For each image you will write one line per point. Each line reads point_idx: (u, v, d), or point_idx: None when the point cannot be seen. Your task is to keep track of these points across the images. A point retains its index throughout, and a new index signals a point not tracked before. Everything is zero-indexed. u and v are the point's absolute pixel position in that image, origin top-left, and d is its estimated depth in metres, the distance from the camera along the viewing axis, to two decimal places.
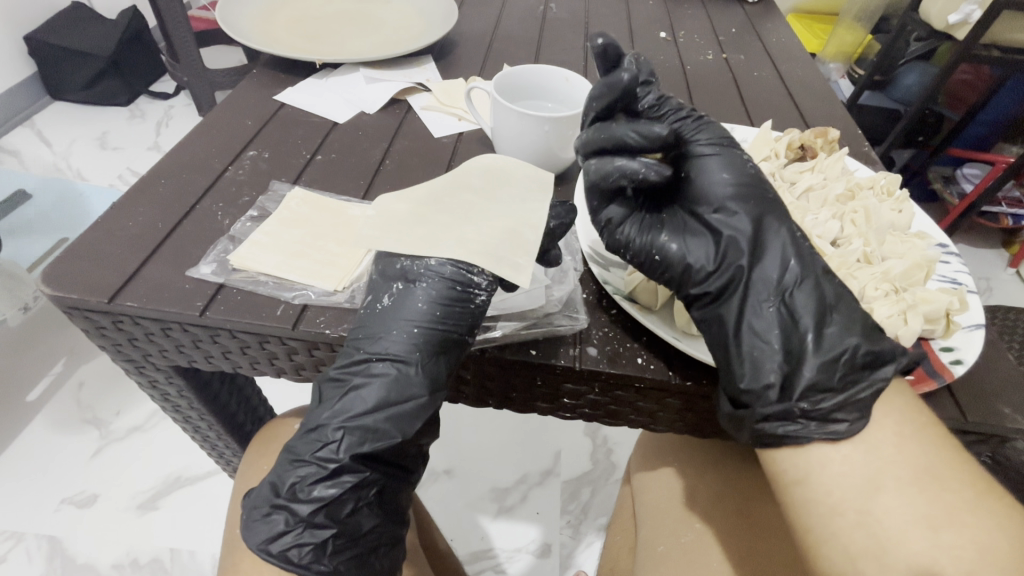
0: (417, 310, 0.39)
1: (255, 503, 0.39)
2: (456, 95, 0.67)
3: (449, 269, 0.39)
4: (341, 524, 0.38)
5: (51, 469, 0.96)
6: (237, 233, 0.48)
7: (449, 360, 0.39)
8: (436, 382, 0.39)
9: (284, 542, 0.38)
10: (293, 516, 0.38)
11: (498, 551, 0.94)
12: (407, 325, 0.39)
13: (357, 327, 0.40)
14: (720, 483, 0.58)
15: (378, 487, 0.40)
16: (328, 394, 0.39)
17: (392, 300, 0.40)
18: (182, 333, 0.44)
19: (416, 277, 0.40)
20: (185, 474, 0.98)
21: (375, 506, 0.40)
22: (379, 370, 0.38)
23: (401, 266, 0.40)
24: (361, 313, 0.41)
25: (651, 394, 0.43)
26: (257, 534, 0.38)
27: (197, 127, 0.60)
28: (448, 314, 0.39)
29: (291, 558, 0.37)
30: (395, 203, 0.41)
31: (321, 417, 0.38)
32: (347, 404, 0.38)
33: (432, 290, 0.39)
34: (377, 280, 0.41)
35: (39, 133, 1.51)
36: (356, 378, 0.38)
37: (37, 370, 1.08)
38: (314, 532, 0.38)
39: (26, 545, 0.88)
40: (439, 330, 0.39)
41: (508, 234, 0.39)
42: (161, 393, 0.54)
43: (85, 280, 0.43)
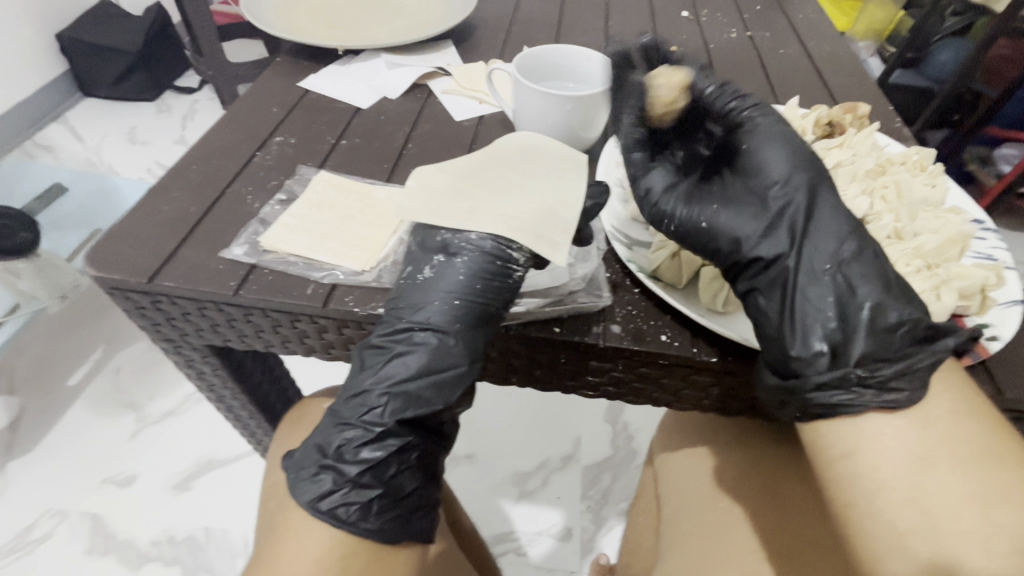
0: (458, 283, 0.39)
1: (301, 464, 0.40)
2: (476, 79, 0.67)
3: (489, 244, 0.39)
4: (385, 485, 0.39)
5: (92, 451, 1.01)
6: (267, 216, 0.49)
7: (488, 331, 0.40)
8: (475, 352, 0.40)
9: (332, 500, 0.38)
10: (341, 476, 0.39)
11: (520, 534, 0.95)
12: (448, 297, 0.39)
13: (397, 296, 0.41)
14: (749, 459, 0.57)
15: (419, 451, 0.41)
16: (370, 360, 0.40)
17: (433, 272, 0.40)
18: (217, 312, 0.45)
19: (457, 250, 0.40)
20: (216, 457, 1.01)
21: (416, 469, 0.42)
22: (421, 339, 0.39)
23: (441, 239, 0.40)
24: (400, 283, 0.41)
25: (675, 371, 0.43)
26: (305, 492, 0.39)
27: (225, 114, 0.61)
28: (489, 288, 0.39)
29: (339, 516, 0.38)
30: (432, 176, 0.42)
31: (365, 383, 0.40)
32: (390, 371, 0.39)
33: (473, 265, 0.39)
34: (416, 251, 0.41)
35: (72, 129, 1.55)
36: (399, 347, 0.39)
37: (76, 356, 1.13)
38: (360, 492, 0.39)
39: (71, 522, 0.93)
40: (479, 303, 0.39)
41: (544, 212, 0.39)
42: (197, 372, 0.56)
43: (125, 262, 0.45)
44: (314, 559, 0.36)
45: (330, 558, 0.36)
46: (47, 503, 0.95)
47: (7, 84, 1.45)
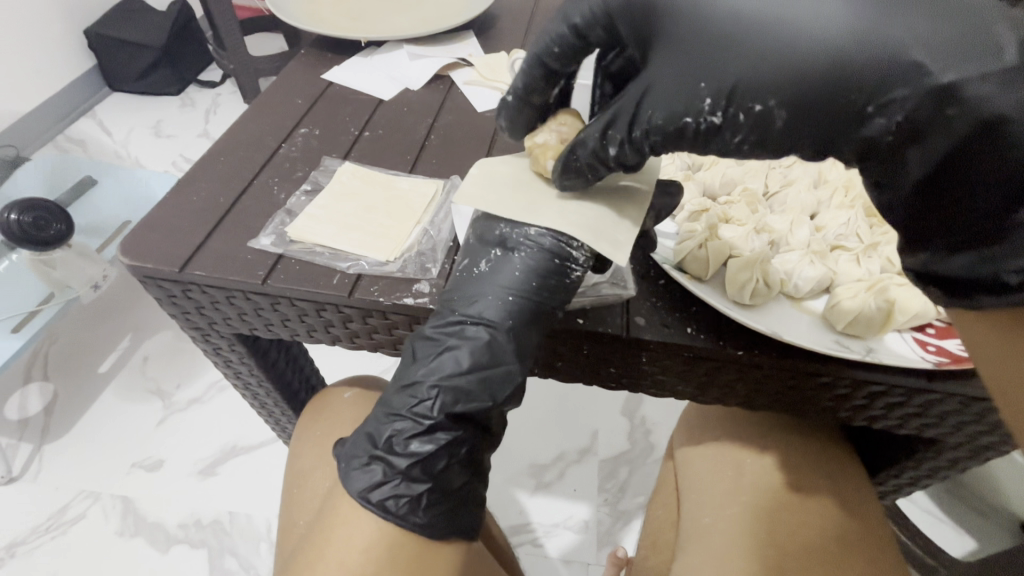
0: (514, 278, 0.39)
1: (353, 453, 0.41)
2: (498, 69, 0.67)
3: (548, 241, 0.39)
4: (434, 479, 0.40)
5: (121, 436, 1.04)
6: (293, 207, 0.50)
7: (541, 331, 0.40)
8: (526, 351, 0.39)
9: (383, 491, 0.40)
10: (390, 468, 0.40)
11: (537, 525, 0.96)
12: (502, 293, 0.39)
13: (452, 289, 0.41)
14: (774, 454, 0.58)
15: (468, 446, 0.41)
16: (421, 351, 0.40)
17: (489, 266, 0.40)
18: (245, 301, 0.46)
19: (514, 245, 0.39)
20: (240, 444, 1.04)
21: (463, 464, 0.42)
22: (472, 334, 0.39)
23: (499, 233, 0.40)
24: (457, 275, 0.41)
25: (700, 364, 0.42)
26: (356, 482, 0.40)
27: (252, 106, 0.62)
28: (545, 286, 0.39)
29: (389, 508, 0.39)
30: (495, 167, 0.43)
31: (415, 375, 0.40)
32: (440, 364, 0.39)
33: (530, 261, 0.39)
34: (475, 244, 0.41)
35: (100, 122, 1.59)
36: (450, 339, 0.39)
37: (106, 344, 1.16)
38: (410, 485, 0.40)
39: (103, 504, 0.96)
40: (535, 301, 0.39)
41: (608, 203, 0.40)
42: (224, 360, 0.57)
43: (158, 251, 0.46)
44: (363, 549, 0.38)
45: (377, 549, 0.38)
46: (79, 485, 0.98)
47: (39, 78, 1.49)
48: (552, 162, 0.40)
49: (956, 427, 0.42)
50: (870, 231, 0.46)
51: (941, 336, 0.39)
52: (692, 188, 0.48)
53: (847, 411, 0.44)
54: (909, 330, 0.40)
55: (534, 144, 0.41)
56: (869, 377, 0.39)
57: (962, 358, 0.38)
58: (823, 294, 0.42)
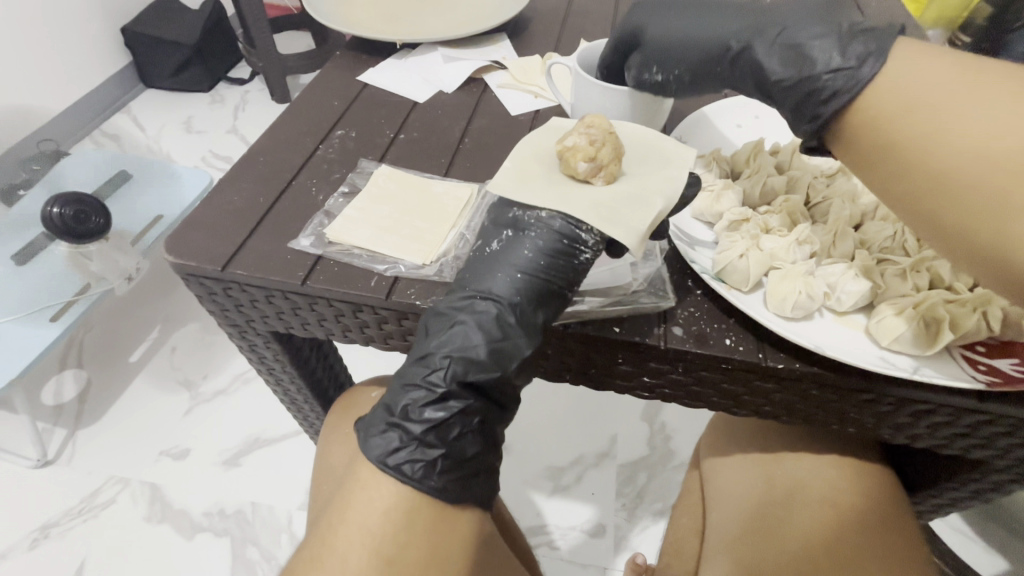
0: (524, 257, 0.40)
1: (371, 423, 0.41)
2: (532, 72, 0.67)
3: (558, 223, 0.40)
4: (448, 446, 0.39)
5: (151, 424, 1.07)
6: (331, 208, 0.51)
7: (549, 310, 0.40)
8: (533, 328, 0.40)
9: (400, 456, 0.39)
10: (406, 434, 0.39)
11: (553, 528, 0.96)
12: (511, 271, 0.40)
13: (466, 268, 0.42)
14: (804, 467, 0.58)
15: (480, 416, 0.41)
16: (433, 326, 0.41)
17: (501, 246, 0.41)
18: (284, 300, 0.47)
19: (526, 226, 0.40)
20: (263, 436, 1.06)
21: (478, 434, 0.41)
22: (482, 308, 0.40)
23: (513, 215, 0.41)
24: (470, 255, 0.43)
25: (739, 376, 0.42)
26: (373, 449, 0.39)
27: (290, 107, 0.63)
28: (553, 265, 0.40)
29: (405, 472, 0.38)
30: (524, 161, 0.43)
31: (427, 347, 0.40)
32: (450, 336, 0.39)
33: (540, 242, 0.40)
34: (488, 227, 0.43)
35: (134, 118, 1.63)
36: (461, 313, 0.40)
37: (137, 335, 1.20)
38: (425, 450, 0.39)
39: (131, 490, 0.99)
40: (542, 279, 0.40)
41: (635, 196, 0.40)
42: (259, 356, 0.58)
43: (201, 250, 0.47)
44: (381, 511, 0.37)
45: (396, 512, 0.37)
46: (109, 471, 1.01)
47: (77, 75, 1.54)
48: (581, 163, 0.40)
49: (1004, 450, 0.41)
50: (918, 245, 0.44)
51: (992, 355, 0.38)
52: (732, 196, 0.47)
53: (888, 429, 0.43)
54: (959, 347, 0.39)
55: (562, 146, 0.41)
56: (913, 395, 0.38)
57: (1014, 378, 0.36)
58: (867, 309, 0.41)
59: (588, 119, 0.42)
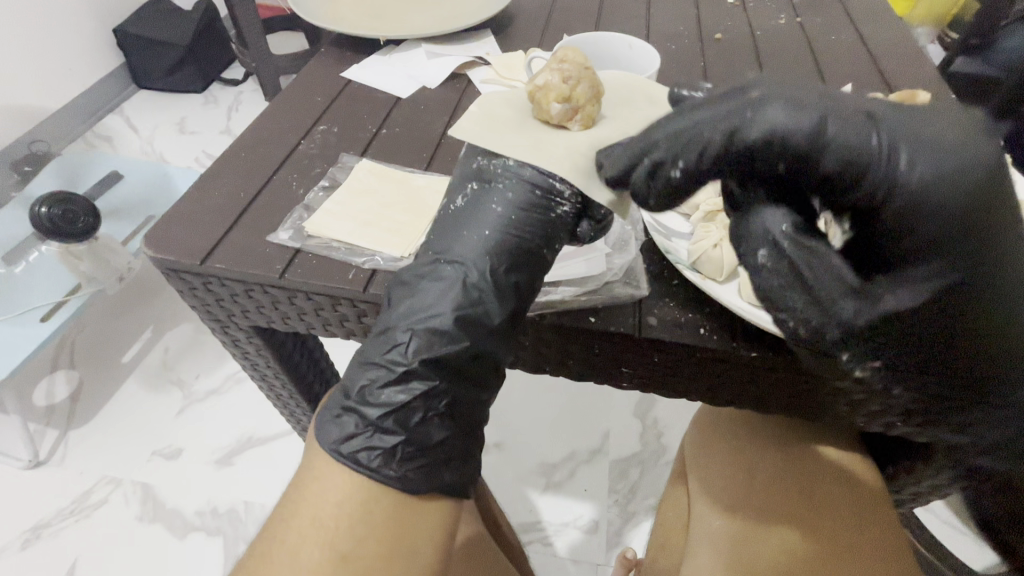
0: (493, 213, 0.40)
1: (328, 408, 0.40)
2: (515, 68, 0.67)
3: (528, 172, 0.40)
4: (409, 432, 0.37)
5: (143, 425, 1.07)
6: (310, 203, 0.51)
7: (523, 271, 0.39)
8: (506, 289, 0.39)
9: (354, 444, 0.38)
10: (362, 420, 0.38)
11: (546, 524, 0.96)
12: (480, 230, 0.39)
13: (433, 231, 0.42)
14: (786, 456, 0.58)
15: (449, 399, 0.39)
16: (397, 299, 0.40)
17: (468, 202, 0.41)
18: (263, 294, 0.47)
19: (494, 180, 0.41)
20: (255, 435, 1.06)
21: (446, 419, 0.39)
22: (446, 272, 0.39)
23: (478, 169, 0.42)
24: (438, 218, 0.42)
25: (711, 365, 0.42)
26: (328, 436, 0.38)
27: (273, 103, 0.63)
28: (525, 220, 0.39)
29: (361, 461, 0.37)
30: (494, 106, 0.44)
31: (389, 323, 0.39)
32: (413, 305, 0.39)
33: (509, 195, 0.40)
34: (456, 185, 0.43)
35: (127, 119, 1.63)
36: (424, 279, 0.39)
37: (129, 335, 1.19)
38: (382, 437, 0.37)
39: (123, 491, 0.99)
40: (514, 236, 0.39)
41: (608, 141, 0.41)
42: (242, 352, 0.58)
43: (180, 245, 0.47)
44: (336, 504, 0.37)
45: (351, 504, 0.37)
46: (100, 472, 1.01)
47: (70, 76, 1.54)
48: (556, 102, 0.41)
49: None
50: None
51: None
52: (708, 188, 0.47)
53: (864, 417, 0.43)
54: None
55: (537, 88, 0.43)
56: None
57: None
58: None
59: (559, 60, 0.43)
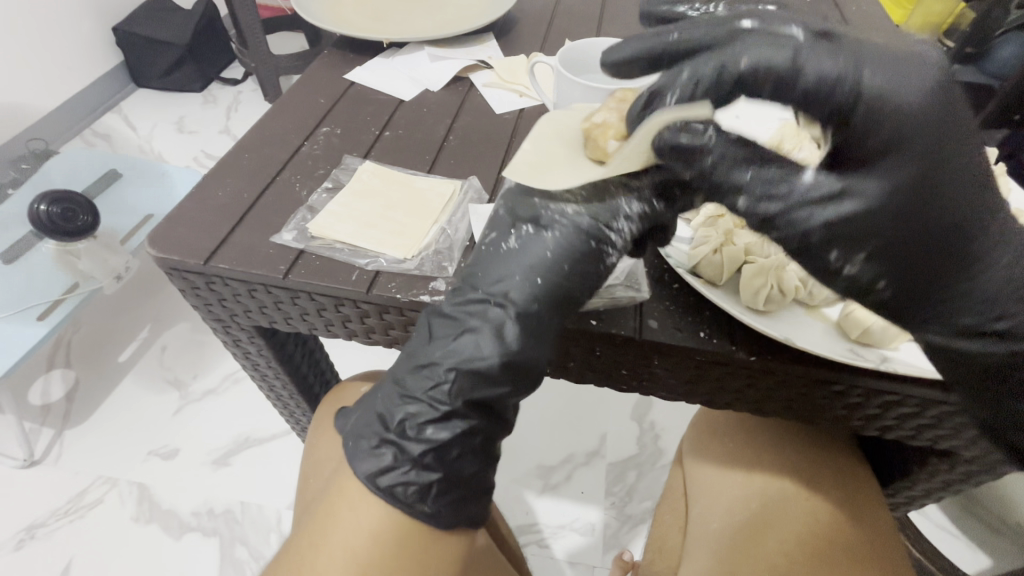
0: (546, 262, 0.39)
1: (364, 435, 0.41)
2: (517, 72, 0.68)
3: (584, 220, 0.38)
4: (446, 469, 0.40)
5: (139, 425, 1.06)
6: (314, 204, 0.51)
7: (563, 314, 0.40)
8: (546, 335, 0.40)
9: (391, 477, 0.39)
10: (401, 454, 0.39)
11: (543, 526, 0.96)
12: (530, 276, 0.39)
13: (476, 265, 0.41)
14: (784, 461, 0.58)
15: (483, 435, 0.41)
16: (440, 331, 0.40)
17: (517, 243, 0.40)
18: (267, 294, 0.47)
19: (548, 223, 0.39)
20: (253, 436, 1.06)
21: (479, 454, 0.42)
22: (494, 319, 0.39)
23: (534, 208, 0.40)
24: (482, 250, 0.41)
25: (711, 369, 0.43)
26: (364, 465, 0.40)
27: (276, 104, 0.63)
28: (575, 270, 0.39)
29: (398, 494, 0.39)
30: (546, 141, 0.41)
31: (425, 356, 0.40)
32: (459, 347, 0.39)
33: (564, 242, 0.39)
34: (507, 218, 0.41)
35: (125, 118, 1.63)
36: (472, 320, 0.39)
37: (125, 334, 1.19)
38: (420, 474, 0.39)
39: (120, 490, 0.98)
40: (563, 285, 0.39)
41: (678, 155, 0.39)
42: (243, 351, 0.58)
43: (184, 244, 0.48)
44: (370, 534, 0.38)
45: (383, 534, 0.39)
46: (96, 471, 1.00)
47: (68, 74, 1.53)
48: (614, 140, 0.38)
49: (970, 439, 0.42)
50: None
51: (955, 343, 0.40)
52: None
53: (859, 421, 0.43)
54: None
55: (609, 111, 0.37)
56: (881, 385, 0.39)
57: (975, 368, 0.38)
58: (839, 303, 0.42)
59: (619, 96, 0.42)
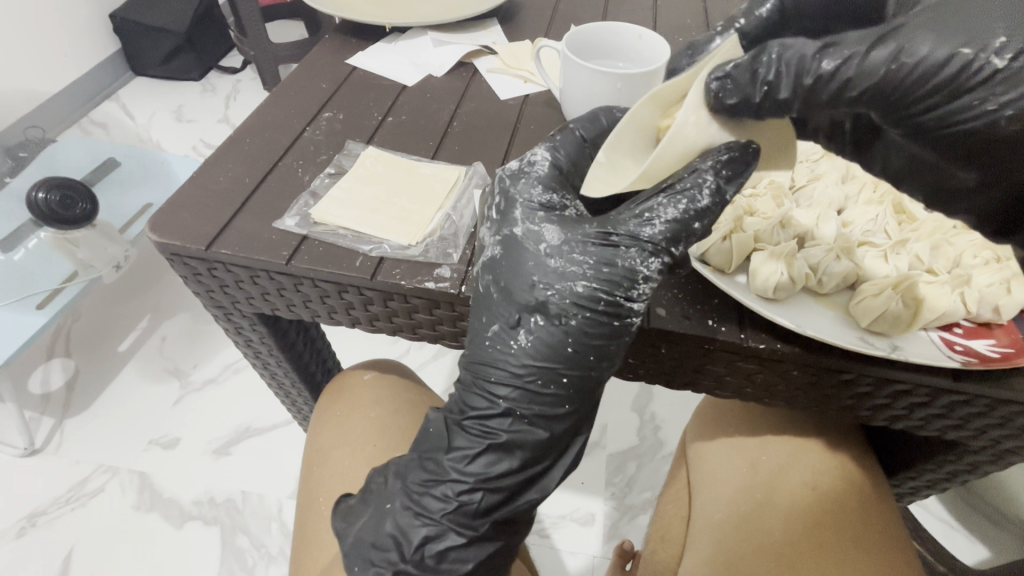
0: (567, 353, 0.38)
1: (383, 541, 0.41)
2: (522, 58, 0.67)
3: (599, 299, 0.38)
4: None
5: (141, 414, 1.06)
6: (317, 189, 0.51)
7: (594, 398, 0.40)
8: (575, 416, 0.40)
9: None
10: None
11: (544, 517, 0.96)
12: (554, 375, 0.39)
13: (485, 363, 0.40)
14: (791, 452, 0.58)
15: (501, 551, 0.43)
16: (458, 441, 0.40)
17: (530, 337, 0.39)
18: (269, 281, 0.47)
19: (559, 311, 0.38)
20: (254, 426, 1.06)
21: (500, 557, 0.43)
22: (521, 424, 0.39)
23: (541, 296, 0.39)
24: (490, 344, 0.40)
25: (720, 356, 0.42)
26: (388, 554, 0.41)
27: (278, 89, 0.62)
28: (600, 355, 0.39)
29: None
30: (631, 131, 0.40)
31: (443, 471, 0.40)
32: (486, 462, 0.39)
33: (582, 327, 0.38)
34: (510, 305, 0.40)
35: (123, 106, 1.61)
36: (494, 426, 0.40)
37: (126, 323, 1.19)
38: None
39: (121, 479, 0.98)
40: (590, 374, 0.39)
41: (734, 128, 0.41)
42: (245, 339, 0.57)
43: (185, 230, 0.47)
44: None
45: None
46: (97, 460, 1.00)
47: (65, 60, 1.52)
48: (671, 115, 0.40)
49: (979, 430, 0.42)
50: (899, 227, 0.47)
51: (969, 336, 0.39)
52: None
53: (867, 410, 0.43)
54: (937, 330, 0.40)
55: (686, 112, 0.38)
56: (891, 375, 0.39)
57: (990, 358, 0.37)
58: (848, 290, 0.42)
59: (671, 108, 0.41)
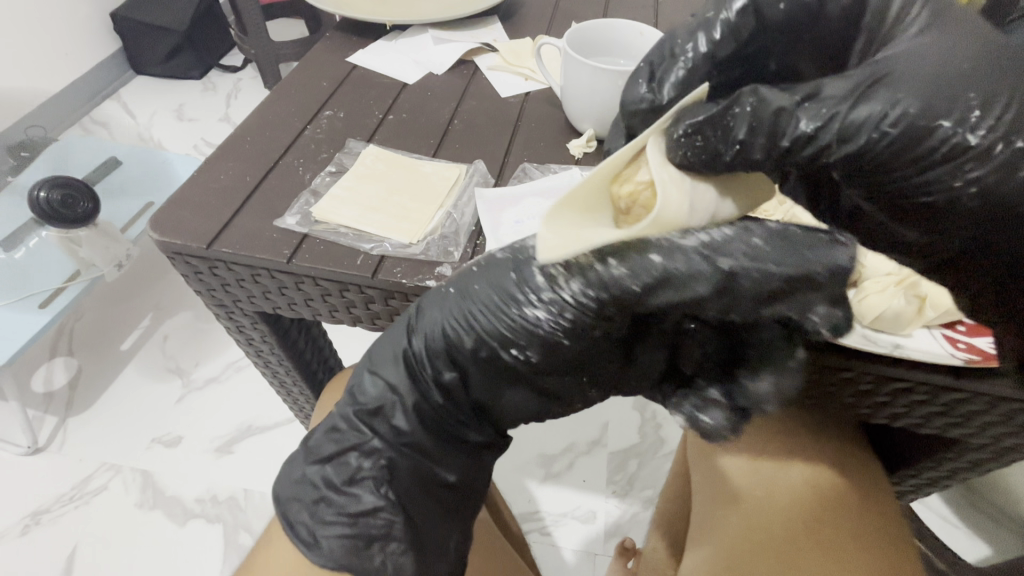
0: (463, 304, 0.39)
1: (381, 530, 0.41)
2: (522, 55, 0.66)
3: (511, 261, 0.38)
4: None
5: (143, 412, 1.07)
6: (318, 187, 0.51)
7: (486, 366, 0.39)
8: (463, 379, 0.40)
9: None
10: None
11: (545, 514, 0.96)
12: (449, 324, 0.39)
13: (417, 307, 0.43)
14: (791, 451, 0.58)
15: None
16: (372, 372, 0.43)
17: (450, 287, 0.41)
18: (270, 279, 0.47)
19: (479, 268, 0.40)
20: (255, 424, 1.06)
21: None
22: (416, 368, 0.41)
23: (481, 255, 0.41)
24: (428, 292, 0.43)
25: None
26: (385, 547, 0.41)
27: (278, 87, 0.62)
28: (489, 314, 0.38)
29: None
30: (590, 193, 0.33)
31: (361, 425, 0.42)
32: (376, 390, 0.42)
33: (485, 284, 0.38)
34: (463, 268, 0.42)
35: (124, 105, 1.61)
36: (399, 366, 0.42)
37: (128, 322, 1.19)
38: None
39: (123, 477, 0.99)
40: (475, 331, 0.38)
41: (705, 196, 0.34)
42: (247, 338, 0.58)
43: (186, 229, 0.47)
44: None
45: None
46: (99, 458, 1.01)
47: (66, 60, 1.52)
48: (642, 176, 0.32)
49: (981, 428, 0.42)
50: None
51: (971, 334, 0.39)
52: None
53: (869, 408, 0.43)
54: (939, 327, 0.39)
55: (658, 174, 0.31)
56: (894, 373, 0.39)
57: (992, 356, 0.37)
58: None
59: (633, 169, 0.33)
